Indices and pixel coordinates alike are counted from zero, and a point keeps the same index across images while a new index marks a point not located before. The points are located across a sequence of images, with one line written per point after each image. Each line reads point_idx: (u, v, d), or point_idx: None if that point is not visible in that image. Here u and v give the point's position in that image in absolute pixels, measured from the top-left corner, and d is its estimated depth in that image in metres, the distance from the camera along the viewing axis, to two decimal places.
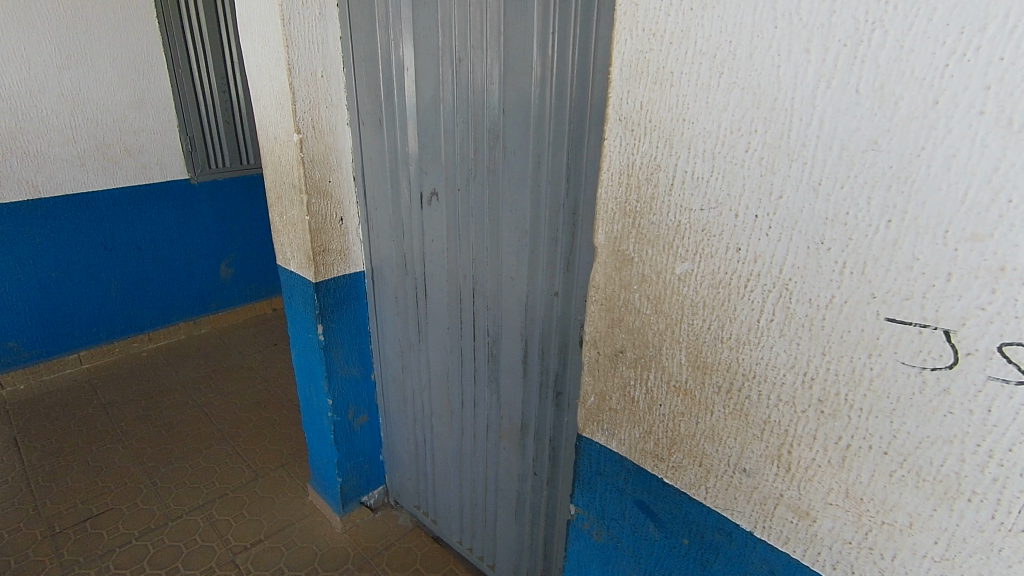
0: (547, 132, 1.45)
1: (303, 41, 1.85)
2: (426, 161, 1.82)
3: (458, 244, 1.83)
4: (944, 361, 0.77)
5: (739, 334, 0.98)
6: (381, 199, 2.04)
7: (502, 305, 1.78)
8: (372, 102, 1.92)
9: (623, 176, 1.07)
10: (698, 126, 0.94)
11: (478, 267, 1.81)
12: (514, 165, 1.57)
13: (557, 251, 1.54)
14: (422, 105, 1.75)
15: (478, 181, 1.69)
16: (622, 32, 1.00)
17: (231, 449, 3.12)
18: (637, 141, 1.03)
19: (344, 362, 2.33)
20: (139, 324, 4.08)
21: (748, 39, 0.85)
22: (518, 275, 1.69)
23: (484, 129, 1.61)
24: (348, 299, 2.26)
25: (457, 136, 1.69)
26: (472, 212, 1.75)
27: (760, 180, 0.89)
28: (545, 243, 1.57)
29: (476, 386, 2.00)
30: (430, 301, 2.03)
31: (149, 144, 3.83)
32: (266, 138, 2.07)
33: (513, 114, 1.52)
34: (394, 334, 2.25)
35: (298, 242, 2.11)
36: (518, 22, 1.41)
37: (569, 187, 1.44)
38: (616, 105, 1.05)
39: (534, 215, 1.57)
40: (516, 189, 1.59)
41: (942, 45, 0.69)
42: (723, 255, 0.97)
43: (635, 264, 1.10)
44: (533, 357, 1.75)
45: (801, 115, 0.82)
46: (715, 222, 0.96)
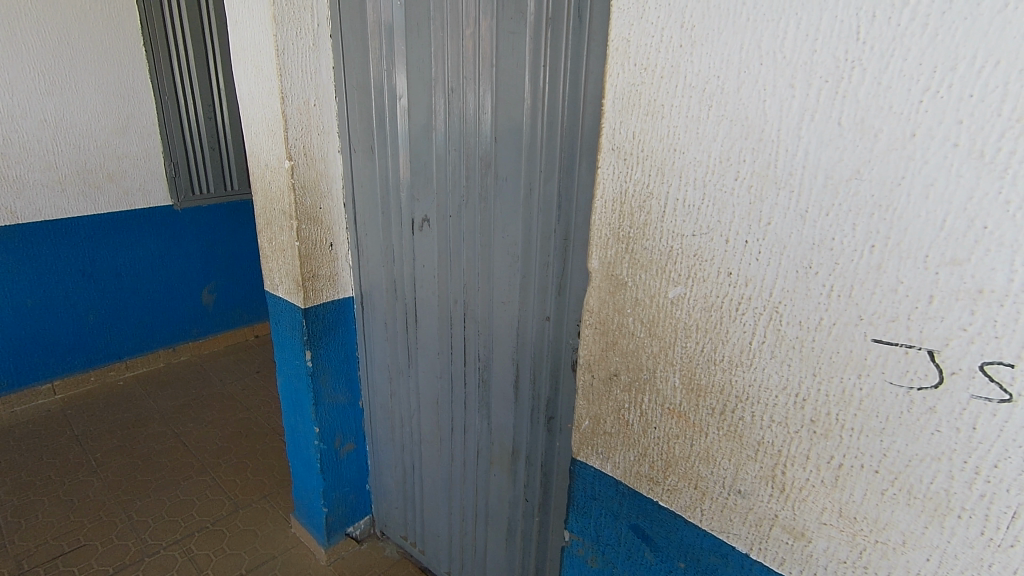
0: (538, 161, 1.48)
1: (296, 71, 1.88)
2: (418, 188, 1.84)
3: (449, 270, 1.85)
4: (930, 381, 0.79)
5: (731, 356, 1.00)
6: (372, 226, 2.05)
7: (494, 330, 1.79)
8: (365, 131, 1.94)
9: (616, 203, 1.10)
10: (688, 156, 0.98)
11: (470, 292, 1.82)
12: (506, 192, 1.60)
13: (549, 276, 1.56)
14: (415, 133, 1.79)
15: (470, 208, 1.71)
16: (614, 67, 1.04)
17: (212, 480, 3.04)
18: (629, 170, 1.07)
19: (331, 389, 2.30)
20: (116, 352, 3.99)
21: (735, 75, 0.89)
22: (510, 301, 1.71)
23: (476, 157, 1.65)
24: (337, 325, 2.25)
25: (449, 164, 1.72)
26: (464, 238, 1.77)
27: (749, 207, 0.93)
28: (536, 268, 1.59)
29: (466, 412, 2.00)
30: (420, 326, 2.03)
31: (132, 170, 3.81)
32: (256, 165, 2.08)
33: (505, 142, 1.56)
34: (383, 360, 2.23)
35: (287, 268, 2.11)
36: (510, 54, 1.46)
37: (560, 214, 1.47)
38: (608, 134, 1.08)
39: (525, 241, 1.60)
40: (508, 216, 1.62)
41: (916, 82, 0.74)
42: (714, 279, 0.99)
43: (628, 288, 1.13)
44: (525, 382, 1.76)
45: (787, 146, 0.87)
46: (706, 247, 0.99)
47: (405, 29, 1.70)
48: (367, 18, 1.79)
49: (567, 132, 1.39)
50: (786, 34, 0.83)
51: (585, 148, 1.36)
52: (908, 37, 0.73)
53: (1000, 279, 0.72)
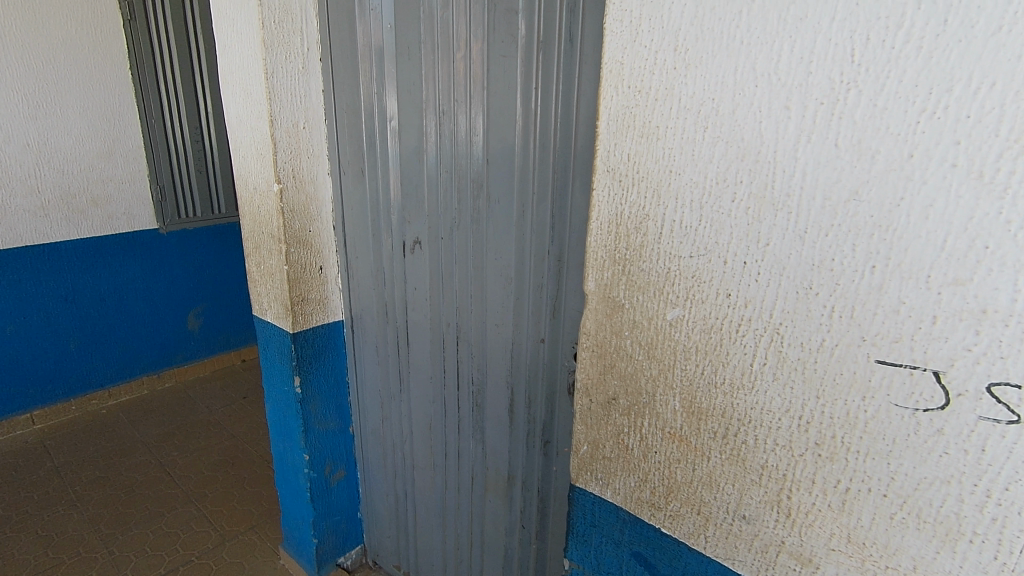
0: (531, 182, 1.48)
1: (285, 94, 1.87)
2: (409, 210, 1.83)
3: (441, 293, 1.83)
4: (936, 402, 0.78)
5: (733, 379, 0.99)
6: (363, 248, 2.03)
7: (487, 353, 1.77)
8: (355, 153, 1.93)
9: (612, 225, 1.09)
10: (684, 177, 0.97)
11: (462, 314, 1.79)
12: (499, 213, 1.59)
13: (543, 298, 1.55)
14: (406, 156, 1.78)
15: (462, 230, 1.70)
16: (608, 89, 1.04)
17: (197, 511, 2.95)
18: (625, 191, 1.06)
19: (321, 415, 2.25)
20: (99, 379, 3.89)
21: (730, 97, 0.90)
22: (504, 324, 1.69)
23: (468, 179, 1.64)
24: (327, 349, 2.21)
25: (441, 186, 1.71)
26: (456, 261, 1.75)
27: (747, 228, 0.92)
28: (530, 290, 1.58)
29: (460, 436, 1.96)
30: (412, 349, 2.00)
31: (117, 194, 3.76)
32: (244, 188, 2.06)
33: (497, 164, 1.55)
34: (375, 384, 2.19)
35: (276, 292, 2.07)
36: (501, 77, 1.46)
37: (554, 235, 1.47)
38: (602, 156, 1.08)
39: (519, 262, 1.58)
40: (501, 237, 1.60)
41: (912, 104, 0.74)
42: (714, 301, 0.98)
43: (625, 310, 1.11)
44: (520, 406, 1.73)
45: (784, 167, 0.87)
46: (705, 269, 0.98)
47: (395, 53, 1.70)
48: (356, 42, 1.79)
49: (560, 154, 1.39)
50: (781, 57, 0.84)
51: (577, 170, 1.36)
52: (903, 59, 0.74)
53: (1003, 299, 0.71)
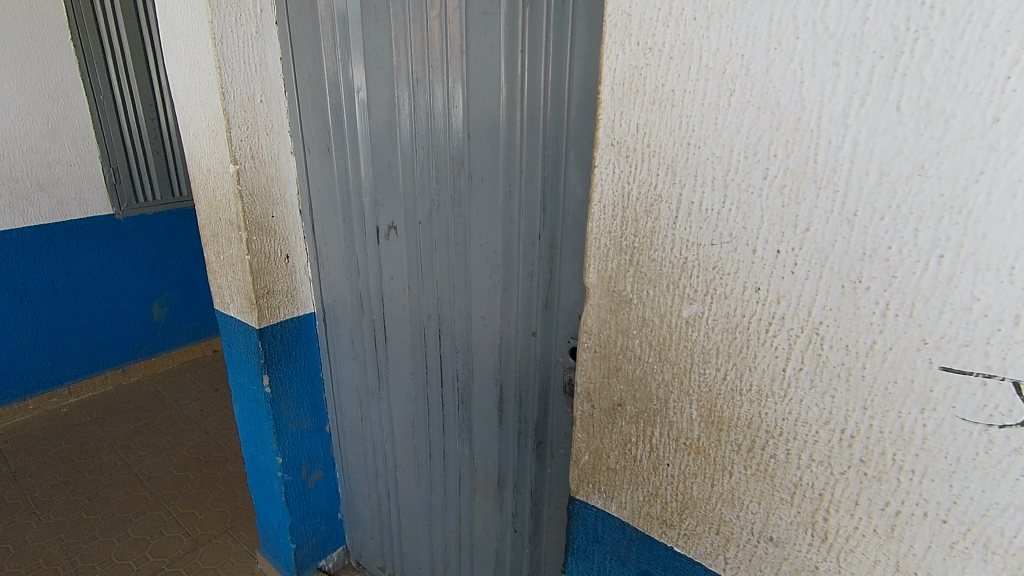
0: (518, 158, 1.31)
1: (238, 62, 1.66)
2: (382, 191, 1.64)
3: (421, 283, 1.66)
4: (1015, 418, 0.65)
5: (761, 385, 0.86)
6: (332, 234, 1.85)
7: (473, 348, 1.62)
8: (319, 130, 1.74)
9: (617, 208, 0.94)
10: (705, 151, 0.82)
11: (444, 305, 1.64)
12: (482, 194, 1.42)
13: (535, 287, 1.40)
14: (377, 130, 1.59)
15: (442, 213, 1.53)
16: (613, 46, 0.87)
17: (168, 515, 2.78)
18: (633, 168, 0.90)
19: (294, 414, 2.09)
20: (57, 376, 3.66)
21: (764, 52, 0.74)
22: (491, 316, 1.53)
23: (447, 156, 1.46)
24: (299, 344, 2.04)
25: (417, 163, 1.53)
26: (436, 248, 1.58)
27: (782, 211, 0.78)
28: (520, 279, 1.43)
29: (445, 435, 1.82)
30: (390, 343, 1.83)
31: (66, 178, 3.48)
32: (197, 170, 1.85)
33: (479, 139, 1.38)
34: (352, 380, 2.03)
35: (238, 284, 1.88)
36: (482, 38, 1.28)
37: (546, 218, 1.31)
38: (606, 127, 0.91)
39: (506, 248, 1.43)
40: (486, 221, 1.44)
41: (1002, 54, 0.60)
42: (739, 296, 0.84)
43: (633, 306, 0.97)
44: (510, 404, 1.59)
45: (830, 136, 0.72)
46: (729, 259, 0.84)
47: (361, 15, 1.50)
48: (317, 2, 1.59)
49: (551, 125, 1.23)
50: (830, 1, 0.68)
51: (572, 144, 1.21)
52: None
53: None
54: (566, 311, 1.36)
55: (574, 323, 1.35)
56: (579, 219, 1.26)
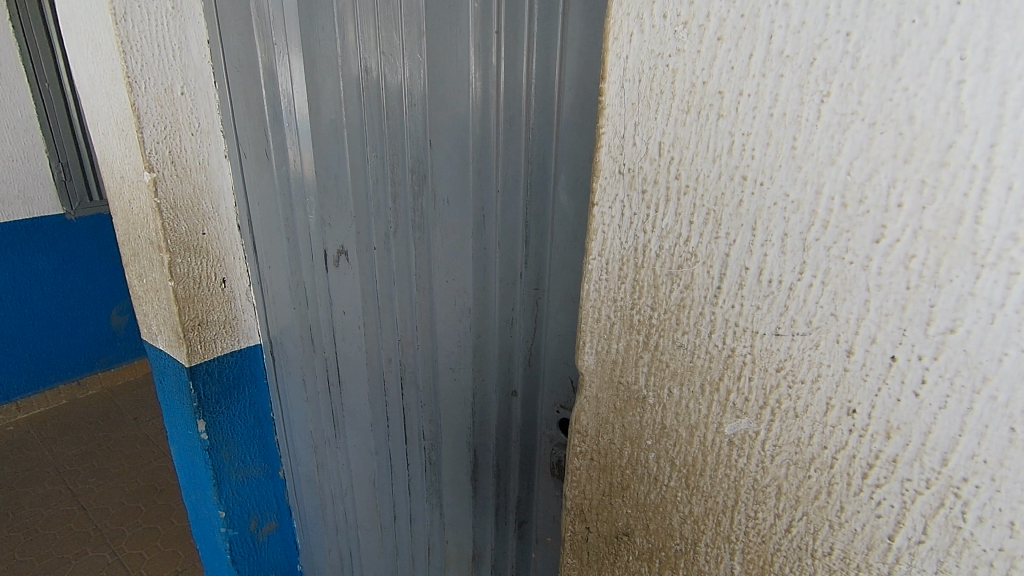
0: (492, 175, 0.99)
1: (149, 46, 1.33)
2: (328, 208, 1.32)
3: (379, 322, 1.35)
4: None
5: (848, 551, 0.56)
6: (276, 256, 1.53)
7: (442, 403, 1.31)
8: (256, 130, 1.42)
9: (626, 268, 0.63)
10: (771, 190, 0.51)
11: (406, 350, 1.32)
12: (449, 219, 1.10)
13: (515, 339, 1.09)
14: (320, 132, 1.27)
15: (400, 238, 1.21)
16: (625, 24, 0.56)
17: (112, 557, 2.47)
18: (653, 210, 0.58)
19: (239, 462, 1.78)
20: (4, 392, 3.34)
21: (889, 27, 0.42)
22: (461, 369, 1.22)
23: (404, 167, 1.14)
24: (242, 382, 1.72)
25: (369, 175, 1.21)
26: (395, 280, 1.27)
27: (904, 297, 0.46)
28: (497, 327, 1.11)
29: (411, 499, 1.51)
30: (346, 388, 1.52)
31: (8, 175, 3.15)
32: (111, 177, 1.52)
33: (442, 147, 1.06)
34: (305, 425, 1.72)
35: (164, 315, 1.56)
36: (446, 15, 0.96)
37: (529, 254, 1.00)
38: (613, 146, 0.60)
39: (479, 288, 1.11)
40: (454, 252, 1.12)
41: None
42: (819, 419, 0.54)
43: (649, 408, 0.66)
44: (486, 473, 1.29)
45: (1011, 178, 0.39)
46: (805, 361, 0.53)
47: None
48: None
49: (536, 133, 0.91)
50: None
51: (565, 159, 0.89)
52: None
53: None
54: (554, 372, 1.05)
55: (565, 388, 1.04)
56: (572, 257, 0.94)
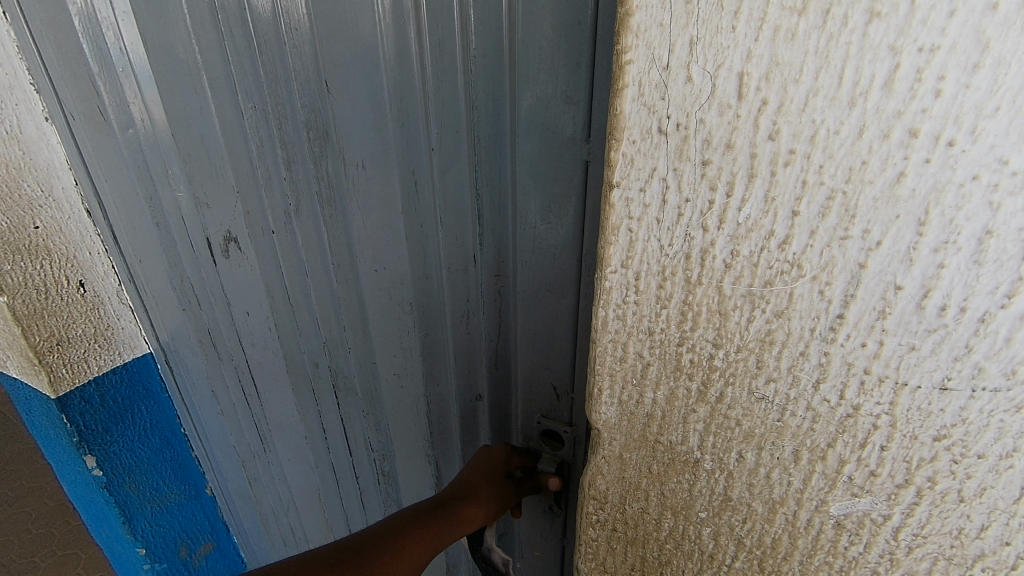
0: (423, 127, 0.70)
1: None
2: (199, 182, 0.95)
3: (295, 324, 1.04)
4: None
5: None
6: (145, 246, 1.13)
7: (388, 416, 1.04)
8: (77, 79, 0.96)
9: (672, 285, 0.39)
10: (970, 156, 0.27)
11: (336, 355, 1.03)
12: (369, 189, 0.79)
13: (476, 339, 0.83)
14: (168, 76, 0.87)
15: (305, 220, 0.88)
16: None
17: None
18: (726, 194, 0.34)
19: (152, 490, 1.46)
20: None
21: None
22: (410, 377, 0.95)
23: (296, 123, 0.79)
24: (134, 402, 1.35)
25: (246, 138, 0.85)
26: (307, 273, 0.95)
27: None
28: (449, 325, 0.85)
29: (366, 512, 1.28)
30: (267, 400, 1.23)
31: None
32: None
33: (348, 91, 0.72)
34: (224, 442, 1.43)
35: (7, 338, 1.17)
36: None
37: (485, 231, 0.73)
38: (648, 84, 0.33)
39: (420, 277, 0.83)
40: (382, 232, 0.82)
41: None
42: (1002, 507, 0.35)
43: (704, 474, 0.45)
44: None
45: None
46: (994, 430, 0.33)
47: None
48: None
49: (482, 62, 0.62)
50: None
51: (529, 98, 0.61)
52: None
53: None
54: (527, 379, 0.80)
55: (545, 396, 0.80)
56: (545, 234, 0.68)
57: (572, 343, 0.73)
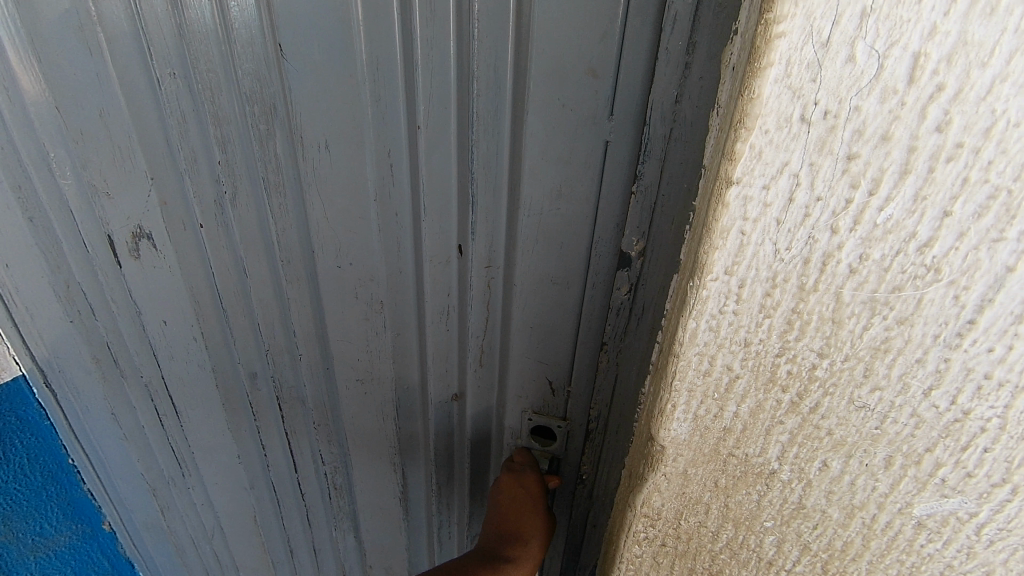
0: (405, 104, 0.60)
1: None
2: (95, 166, 0.77)
3: (226, 331, 0.90)
4: None
5: None
6: (15, 246, 0.91)
7: (344, 426, 0.94)
8: None
9: (784, 293, 0.35)
10: None
11: (278, 363, 0.90)
12: (332, 174, 0.68)
13: (457, 339, 0.75)
14: (41, 31, 0.67)
15: (245, 211, 0.74)
16: None
17: None
18: (869, 191, 0.31)
19: (33, 536, 1.25)
20: None
21: None
22: (376, 384, 0.86)
23: (233, 95, 0.65)
24: (3, 438, 1.09)
25: (164, 113, 0.69)
26: (245, 272, 0.81)
27: None
28: (424, 326, 0.76)
29: (310, 529, 1.17)
30: (186, 419, 1.06)
31: None
32: None
33: (310, 57, 0.60)
34: (127, 469, 1.22)
35: None
36: None
37: (477, 222, 0.65)
38: (798, 62, 0.29)
39: (392, 273, 0.74)
40: (346, 223, 0.71)
41: None
42: None
43: (779, 485, 0.43)
44: (417, 493, 0.99)
45: None
46: None
47: None
48: None
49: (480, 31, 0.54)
50: None
51: (543, 73, 0.54)
52: None
53: None
54: (518, 377, 0.75)
55: (538, 393, 0.76)
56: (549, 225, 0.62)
57: (573, 339, 0.69)
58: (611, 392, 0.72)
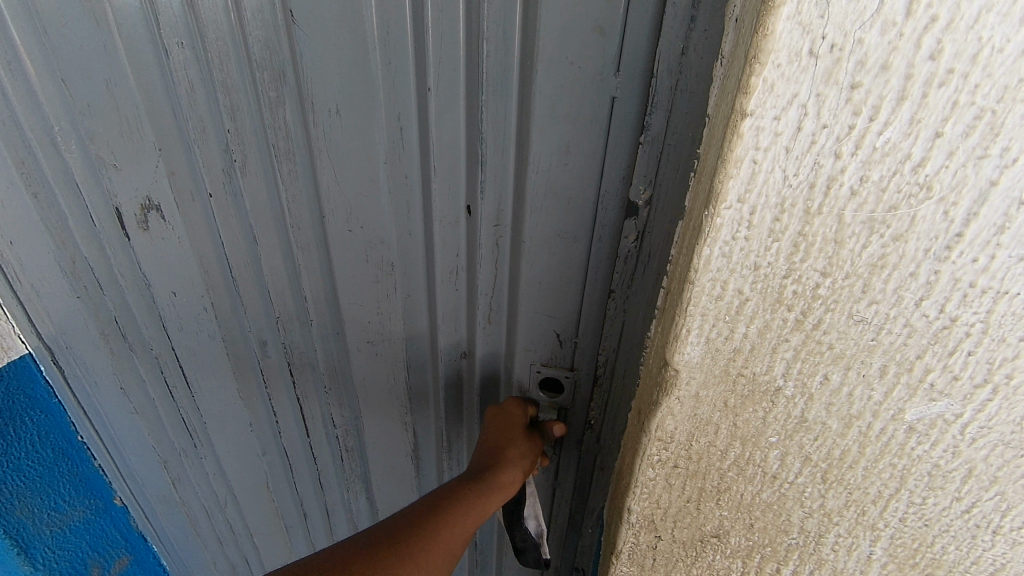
0: (414, 64, 0.62)
1: None
2: (101, 137, 0.77)
3: (236, 300, 0.91)
4: None
5: None
6: (19, 222, 0.91)
7: (356, 388, 0.97)
8: None
9: (791, 218, 0.38)
10: None
11: (289, 329, 0.92)
12: (342, 138, 0.69)
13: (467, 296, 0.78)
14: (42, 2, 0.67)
15: (253, 178, 0.76)
16: None
17: None
18: (870, 117, 0.34)
19: (49, 512, 1.25)
20: None
21: None
22: (387, 344, 0.88)
23: (240, 62, 0.66)
24: (16, 414, 1.10)
25: (170, 81, 0.70)
26: (253, 238, 0.82)
27: None
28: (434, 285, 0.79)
29: (323, 492, 1.20)
30: (197, 388, 1.08)
31: None
32: None
33: (318, 19, 0.61)
34: (137, 443, 1.24)
35: None
36: None
37: (486, 179, 0.67)
38: (807, 0, 0.31)
39: (402, 233, 0.76)
40: (355, 186, 0.73)
41: None
42: None
43: (784, 401, 0.47)
44: (428, 449, 1.03)
45: None
46: None
47: None
48: None
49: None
50: None
51: (550, 31, 0.56)
52: None
53: None
54: (528, 330, 0.79)
55: (547, 344, 0.79)
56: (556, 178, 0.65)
57: (581, 288, 0.72)
58: (618, 339, 0.75)
